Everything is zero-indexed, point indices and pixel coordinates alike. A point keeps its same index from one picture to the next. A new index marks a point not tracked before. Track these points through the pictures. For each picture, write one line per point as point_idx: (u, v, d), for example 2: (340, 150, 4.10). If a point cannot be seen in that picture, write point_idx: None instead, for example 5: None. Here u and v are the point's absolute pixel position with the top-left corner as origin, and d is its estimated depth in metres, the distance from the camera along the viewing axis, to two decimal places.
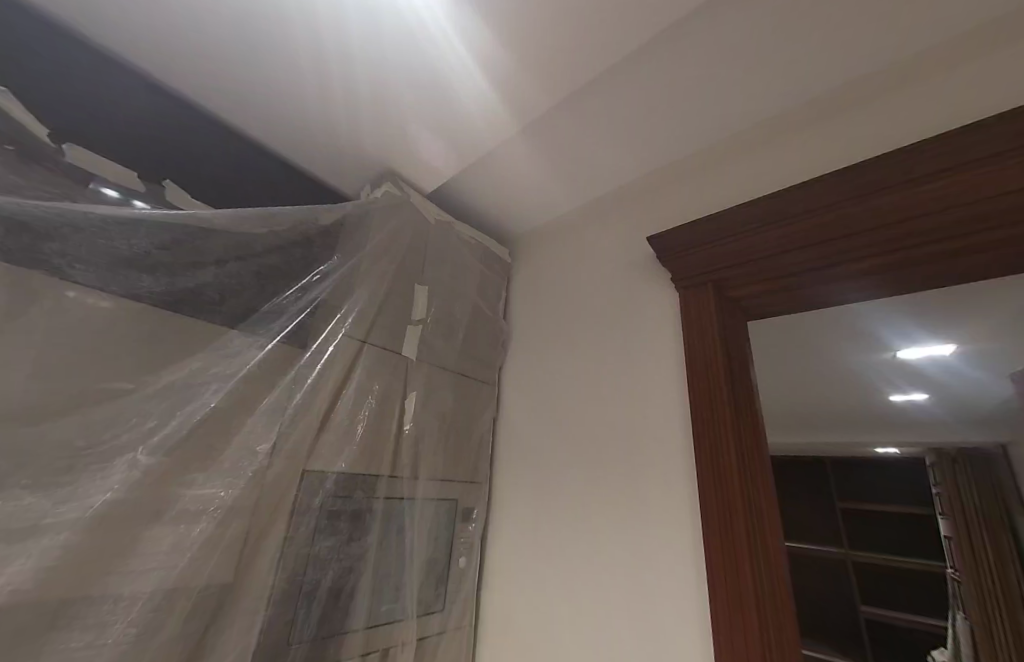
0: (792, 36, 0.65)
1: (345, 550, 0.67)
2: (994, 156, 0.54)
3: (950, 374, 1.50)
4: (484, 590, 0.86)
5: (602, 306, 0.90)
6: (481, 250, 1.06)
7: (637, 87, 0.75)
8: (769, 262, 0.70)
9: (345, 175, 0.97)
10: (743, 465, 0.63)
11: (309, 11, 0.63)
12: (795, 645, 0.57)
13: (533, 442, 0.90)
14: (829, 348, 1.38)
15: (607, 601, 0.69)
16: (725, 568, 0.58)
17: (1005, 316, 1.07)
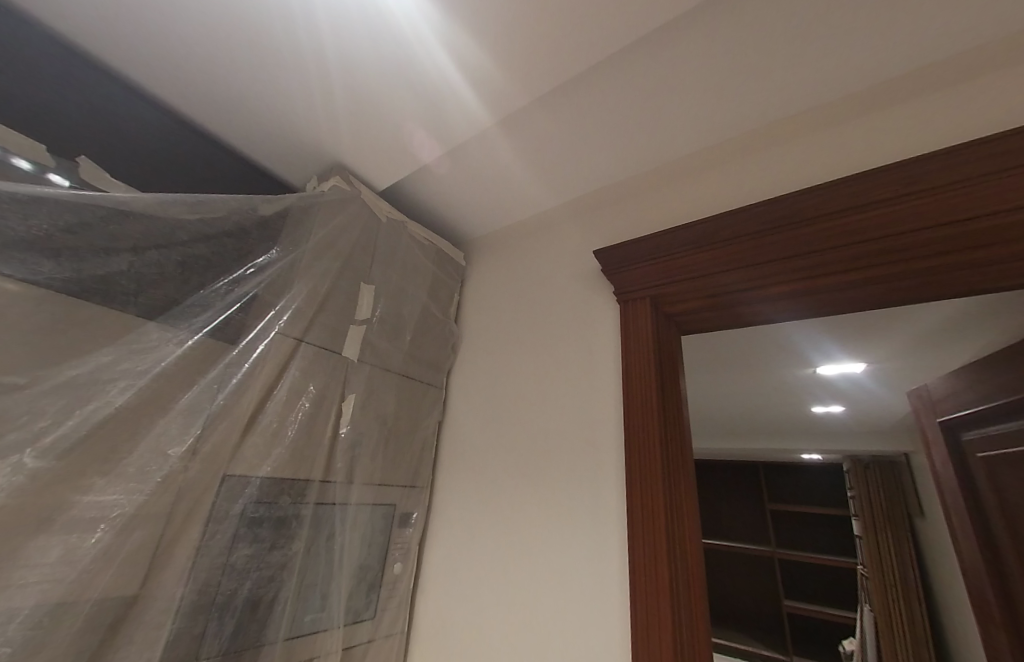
0: (728, 72, 0.69)
1: (266, 559, 0.64)
2: (891, 199, 0.60)
3: (861, 390, 1.66)
4: (419, 596, 0.85)
5: (549, 315, 0.92)
6: (435, 251, 1.05)
7: (588, 105, 0.77)
8: (702, 281, 0.74)
9: (293, 165, 0.93)
10: (669, 474, 0.66)
11: (282, 10, 0.62)
12: (705, 645, 0.61)
13: (476, 448, 0.90)
14: (761, 362, 1.48)
15: (536, 606, 0.70)
16: (646, 574, 0.61)
17: (904, 340, 1.20)
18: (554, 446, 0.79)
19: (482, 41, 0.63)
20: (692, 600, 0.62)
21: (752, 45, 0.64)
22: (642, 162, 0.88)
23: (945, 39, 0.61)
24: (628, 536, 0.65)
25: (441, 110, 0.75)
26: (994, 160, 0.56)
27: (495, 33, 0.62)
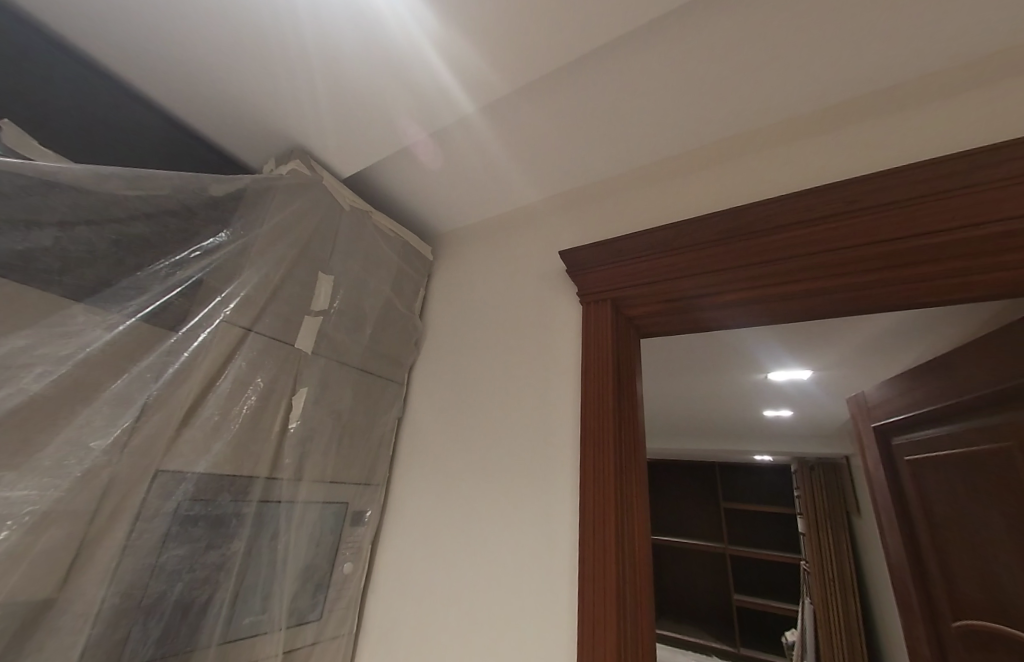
0: (692, 83, 0.71)
1: (200, 559, 0.61)
2: (835, 215, 0.63)
3: (808, 396, 1.76)
4: (370, 596, 0.83)
5: (513, 313, 0.92)
6: (400, 243, 1.02)
7: (558, 104, 0.77)
8: (661, 286, 0.76)
9: (250, 145, 0.88)
10: (620, 476, 0.67)
11: None
12: (649, 642, 0.62)
13: (435, 446, 0.89)
14: (718, 367, 1.55)
15: (486, 605, 0.69)
16: (594, 576, 0.61)
17: (847, 350, 1.28)
18: (511, 445, 0.79)
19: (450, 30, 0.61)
20: (638, 601, 0.63)
21: (714, 57, 0.66)
22: (610, 166, 0.89)
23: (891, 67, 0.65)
24: (579, 538, 0.65)
25: (406, 100, 0.73)
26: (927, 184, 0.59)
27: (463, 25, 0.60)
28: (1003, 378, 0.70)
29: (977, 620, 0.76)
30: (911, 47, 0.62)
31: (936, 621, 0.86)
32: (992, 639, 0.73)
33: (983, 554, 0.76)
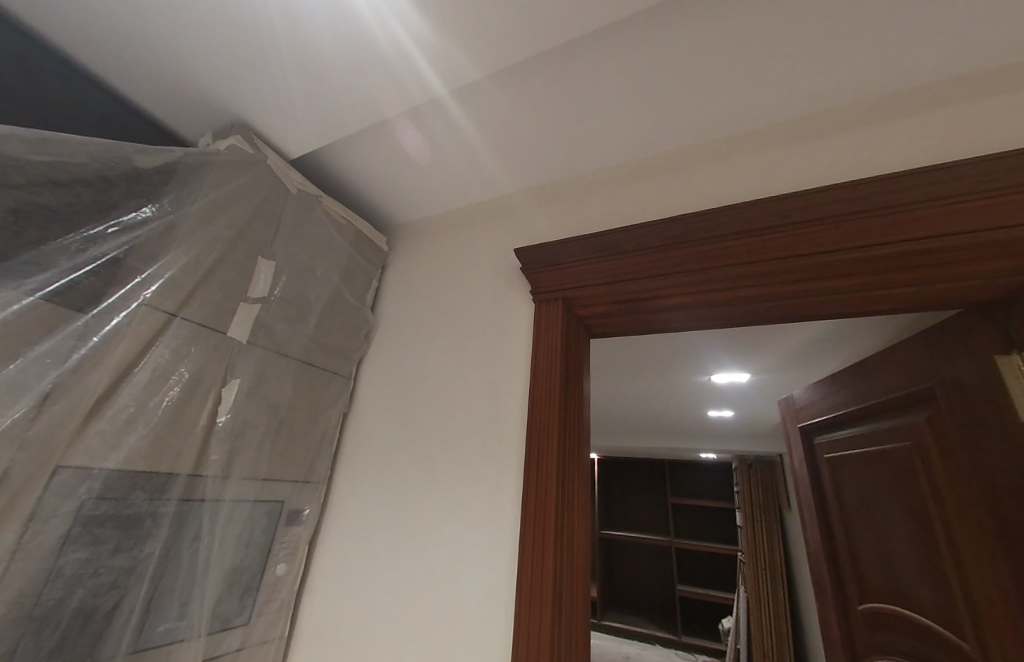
0: (643, 93, 0.72)
1: (107, 563, 0.56)
2: (769, 228, 0.67)
3: (747, 398, 1.88)
4: (304, 598, 0.79)
5: (465, 309, 0.91)
6: (352, 231, 0.97)
7: (515, 101, 0.77)
8: (612, 287, 0.78)
9: (185, 116, 0.82)
10: (563, 475, 0.68)
11: None
12: (583, 633, 0.64)
13: (381, 442, 0.86)
14: (666, 368, 1.61)
15: (426, 603, 0.68)
16: (532, 578, 0.62)
17: (780, 356, 1.37)
18: (458, 442, 0.78)
19: (402, 15, 0.59)
20: (574, 603, 0.63)
21: (665, 69, 0.68)
22: (567, 167, 0.89)
23: (824, 92, 0.69)
24: (520, 539, 0.65)
25: (355, 88, 0.70)
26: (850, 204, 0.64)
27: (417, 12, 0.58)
28: (909, 386, 0.78)
29: (880, 602, 0.84)
30: (842, 76, 0.66)
31: (847, 605, 0.94)
32: (890, 620, 0.82)
33: (884, 543, 0.84)
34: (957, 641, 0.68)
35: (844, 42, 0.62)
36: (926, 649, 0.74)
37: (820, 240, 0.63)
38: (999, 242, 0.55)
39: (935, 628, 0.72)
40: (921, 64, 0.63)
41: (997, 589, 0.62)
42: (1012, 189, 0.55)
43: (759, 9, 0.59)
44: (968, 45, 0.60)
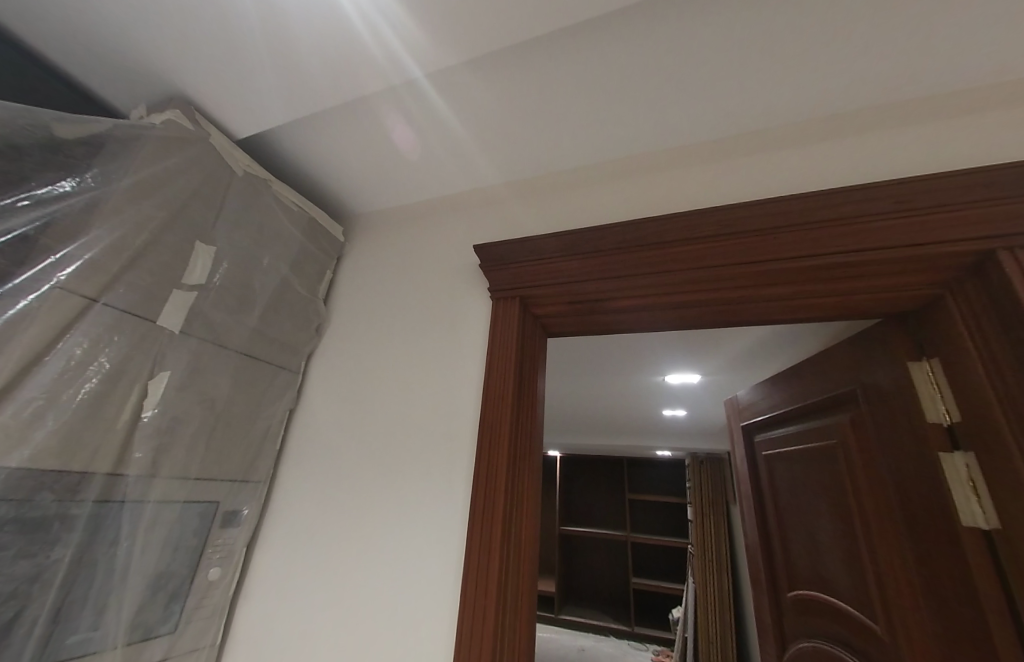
0: (603, 99, 0.73)
1: (6, 571, 0.50)
2: (716, 235, 0.69)
3: (698, 398, 1.96)
4: (239, 604, 0.75)
5: (421, 305, 0.89)
6: (305, 218, 0.92)
7: (473, 98, 0.75)
8: (568, 287, 0.78)
9: (114, 84, 0.75)
10: (513, 473, 0.68)
11: None
12: (527, 629, 0.65)
13: (328, 440, 0.83)
14: (622, 368, 1.66)
15: (369, 604, 0.67)
16: (477, 584, 0.61)
17: (727, 359, 1.44)
18: (410, 440, 0.77)
19: (364, 2, 0.57)
20: (518, 608, 0.63)
21: (622, 77, 0.69)
22: (529, 167, 0.89)
23: (769, 110, 0.72)
24: (467, 542, 0.65)
25: (308, 69, 0.67)
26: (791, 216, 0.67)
27: (386, 5, 0.57)
28: (837, 389, 0.84)
29: (806, 589, 0.91)
30: (788, 97, 0.70)
31: (777, 592, 1.01)
32: (813, 605, 0.88)
33: (810, 535, 0.90)
34: (869, 623, 0.74)
35: (789, 65, 0.65)
36: (842, 631, 0.80)
37: (761, 250, 0.67)
38: (914, 260, 0.60)
39: (850, 612, 0.79)
40: (858, 90, 0.68)
41: (904, 575, 0.68)
42: (928, 212, 0.60)
43: (708, 25, 0.61)
44: (899, 75, 0.65)
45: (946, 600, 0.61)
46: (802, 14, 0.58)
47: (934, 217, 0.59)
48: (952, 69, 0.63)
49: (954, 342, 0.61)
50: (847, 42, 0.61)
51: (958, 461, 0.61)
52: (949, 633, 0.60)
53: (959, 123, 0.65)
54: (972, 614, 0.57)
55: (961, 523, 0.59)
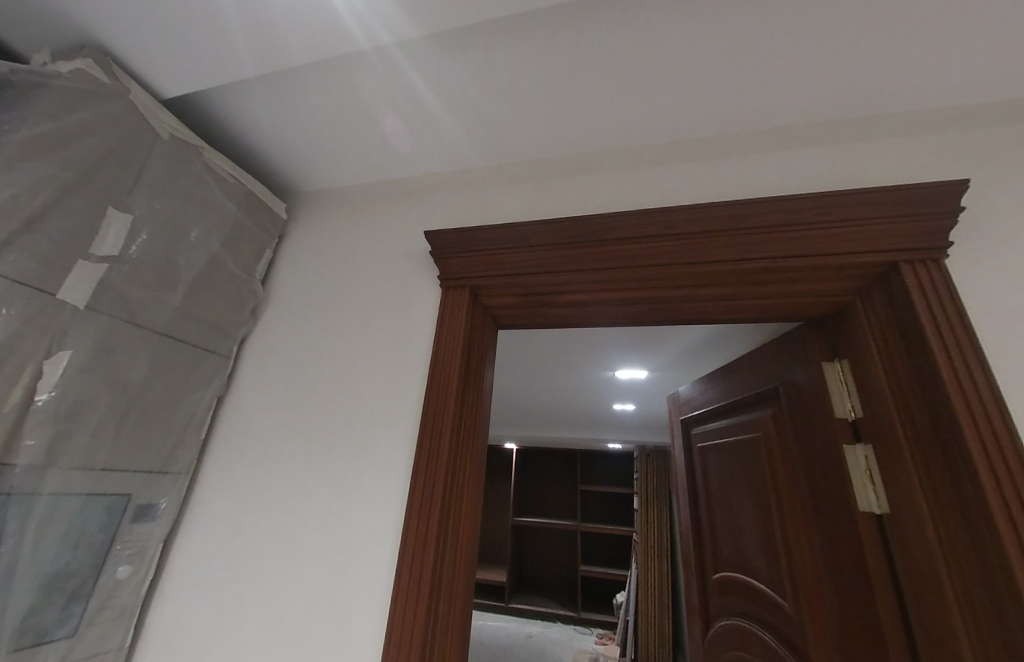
0: (558, 93, 0.73)
1: None
2: (660, 235, 0.72)
3: (645, 392, 2.04)
4: (154, 602, 0.71)
5: (366, 291, 0.86)
6: (243, 192, 0.85)
7: (425, 79, 0.72)
8: (517, 279, 0.78)
9: (8, 21, 0.65)
10: (454, 463, 0.68)
11: None
12: (462, 614, 0.65)
13: (260, 428, 0.79)
14: (574, 362, 1.70)
15: (297, 599, 0.64)
16: (411, 576, 0.60)
17: (671, 355, 1.51)
18: (348, 431, 0.74)
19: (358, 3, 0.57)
20: (452, 598, 0.63)
21: (577, 71, 0.69)
22: (484, 155, 0.88)
23: (714, 118, 0.75)
24: (402, 534, 0.64)
25: (243, 28, 0.62)
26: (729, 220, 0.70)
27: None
28: (765, 386, 0.90)
29: (728, 571, 0.98)
30: (732, 107, 0.73)
31: (704, 573, 1.08)
32: (734, 585, 0.95)
33: (735, 522, 0.97)
34: (779, 601, 0.81)
35: (732, 77, 0.68)
36: (756, 607, 0.87)
37: (700, 252, 0.70)
38: (833, 269, 0.65)
39: (763, 590, 0.86)
40: (793, 106, 0.72)
41: (810, 556, 0.75)
42: (847, 224, 0.65)
43: (660, 30, 0.62)
44: (827, 95, 0.70)
45: (842, 576, 0.68)
46: (744, 28, 0.61)
47: (852, 229, 0.64)
48: (873, 93, 0.68)
49: (861, 345, 0.67)
50: (784, 60, 0.65)
51: (859, 453, 0.67)
52: (844, 606, 0.67)
53: (877, 144, 0.71)
54: (862, 588, 0.64)
55: (858, 508, 0.66)
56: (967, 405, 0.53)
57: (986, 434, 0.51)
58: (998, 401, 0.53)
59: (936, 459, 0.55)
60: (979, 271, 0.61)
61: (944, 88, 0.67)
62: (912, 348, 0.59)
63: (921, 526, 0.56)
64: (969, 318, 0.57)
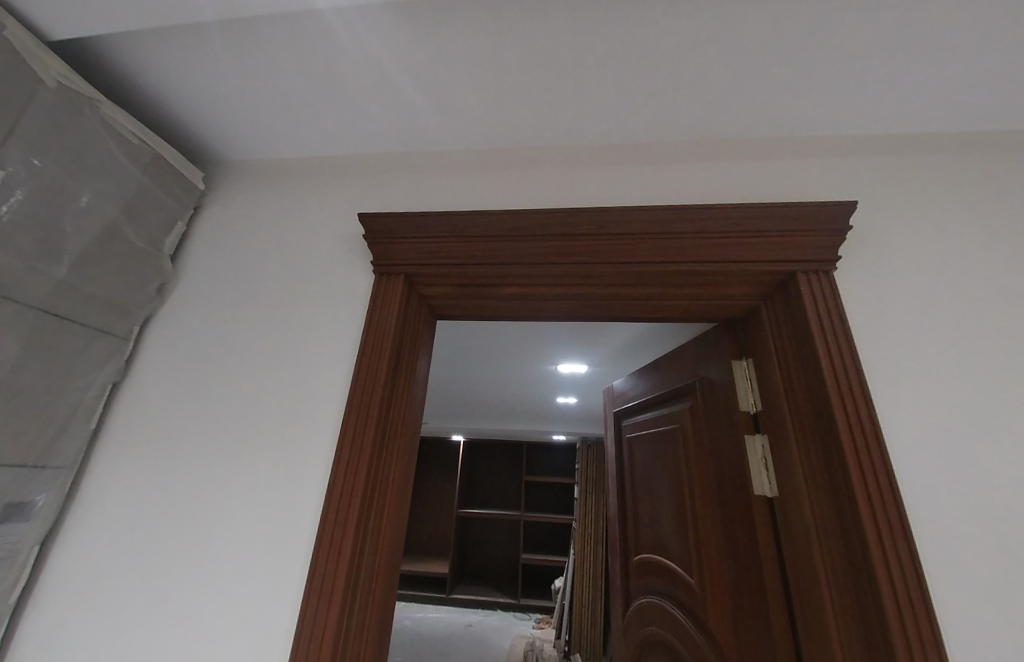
0: (501, 84, 0.72)
1: None
2: (593, 234, 0.74)
3: (585, 386, 2.12)
4: (26, 611, 0.63)
5: (291, 273, 0.81)
6: (150, 156, 0.76)
7: (362, 53, 0.69)
8: (454, 268, 0.77)
9: None
10: (378, 453, 0.66)
11: None
12: (382, 602, 0.65)
13: (164, 418, 0.72)
14: (516, 355, 1.71)
15: (200, 598, 0.61)
16: (325, 570, 0.58)
17: (608, 351, 1.57)
18: (265, 422, 0.70)
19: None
20: (369, 594, 0.62)
21: (519, 64, 0.69)
22: (424, 142, 0.86)
23: (648, 124, 0.78)
24: (319, 529, 0.61)
25: None
26: (656, 223, 0.73)
27: None
28: (686, 381, 0.97)
29: (648, 552, 1.05)
30: (663, 116, 0.76)
31: (627, 554, 1.15)
32: (651, 565, 1.02)
33: (654, 507, 1.04)
34: (686, 577, 0.88)
35: (666, 87, 0.71)
36: (668, 585, 0.94)
37: (628, 252, 0.73)
38: (743, 275, 0.71)
39: (674, 569, 0.93)
40: (718, 120, 0.77)
41: (714, 536, 0.82)
42: (756, 235, 0.70)
43: (600, 32, 0.63)
44: (748, 114, 0.75)
45: (738, 554, 0.75)
46: (677, 40, 0.64)
47: (760, 239, 0.70)
48: (785, 115, 0.75)
49: (763, 346, 0.74)
50: (709, 77, 0.69)
51: (757, 442, 0.74)
52: (738, 579, 0.74)
53: (786, 164, 0.78)
54: (752, 563, 0.71)
55: (754, 493, 0.73)
56: (843, 402, 0.61)
57: (857, 428, 0.59)
58: (867, 399, 0.61)
59: (817, 448, 0.62)
60: (859, 284, 0.69)
61: (842, 118, 0.74)
62: (804, 349, 0.66)
63: (800, 508, 0.63)
64: (849, 325, 0.65)
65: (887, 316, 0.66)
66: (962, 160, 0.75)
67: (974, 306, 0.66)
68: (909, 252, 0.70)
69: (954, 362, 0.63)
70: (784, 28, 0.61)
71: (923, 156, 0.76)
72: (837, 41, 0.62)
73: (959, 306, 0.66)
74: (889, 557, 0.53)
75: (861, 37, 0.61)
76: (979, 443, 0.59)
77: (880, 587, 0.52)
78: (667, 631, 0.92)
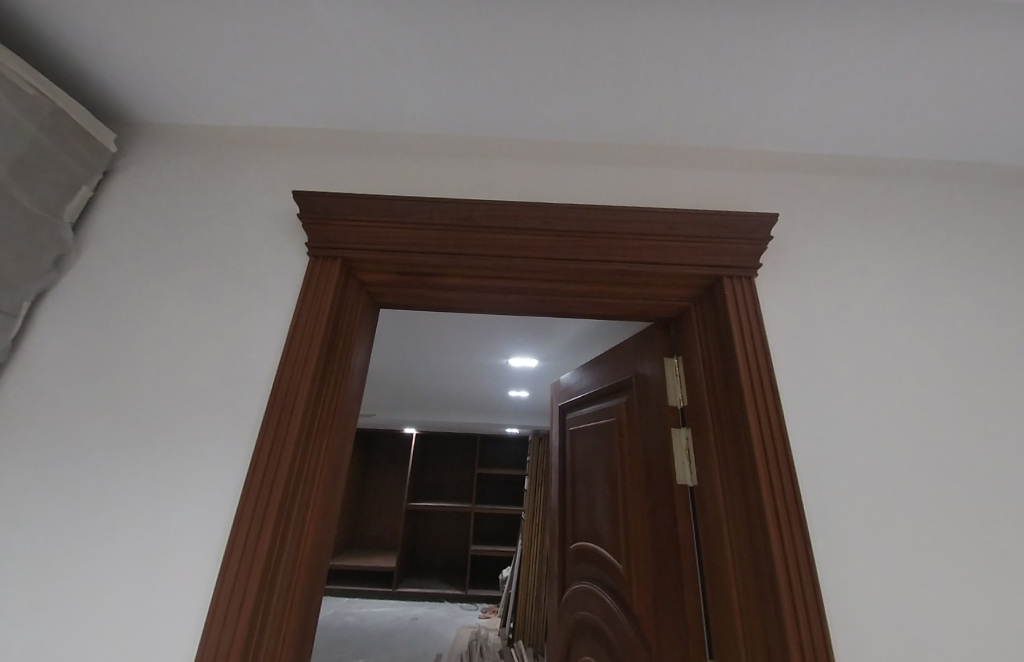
0: (449, 69, 0.71)
1: None
2: (537, 229, 0.75)
3: (536, 379, 2.15)
4: None
5: (217, 251, 0.75)
6: (48, 110, 0.68)
7: (301, 20, 0.65)
8: (395, 255, 0.75)
9: None
10: (305, 443, 0.64)
11: None
12: (306, 595, 0.62)
13: (58, 404, 0.65)
14: (467, 347, 1.71)
15: (96, 599, 0.56)
16: (241, 562, 0.56)
17: (557, 345, 1.61)
18: (181, 410, 0.65)
19: None
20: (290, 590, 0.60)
21: (468, 51, 0.68)
22: (372, 121, 0.82)
23: (595, 125, 0.80)
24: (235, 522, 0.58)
25: None
26: (598, 222, 0.75)
27: None
28: (625, 376, 1.00)
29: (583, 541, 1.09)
30: (609, 118, 0.79)
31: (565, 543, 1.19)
32: (585, 553, 1.06)
33: (591, 497, 1.08)
34: (615, 562, 0.92)
35: (611, 89, 0.73)
36: (599, 570, 0.99)
37: (570, 248, 0.75)
38: (676, 277, 0.75)
39: (605, 555, 0.97)
40: (660, 126, 0.80)
41: (641, 523, 0.86)
42: (688, 239, 0.74)
43: (547, 28, 0.64)
44: (687, 122, 0.79)
45: (660, 539, 0.80)
46: (621, 44, 0.66)
47: (692, 244, 0.74)
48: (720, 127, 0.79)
49: (691, 345, 0.79)
50: (651, 83, 0.72)
51: (682, 435, 0.79)
52: (660, 563, 0.79)
53: (719, 173, 0.83)
54: (671, 547, 0.76)
55: (676, 482, 0.77)
56: (754, 397, 0.66)
57: (764, 421, 0.65)
58: (775, 396, 0.66)
59: (731, 440, 0.67)
60: (776, 290, 0.75)
61: (769, 134, 0.80)
62: (725, 349, 0.71)
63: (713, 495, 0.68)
64: (764, 328, 0.71)
65: (798, 321, 0.73)
66: (868, 182, 0.84)
67: (869, 314, 0.74)
68: (821, 263, 0.77)
69: (850, 364, 0.70)
70: (719, 42, 0.64)
71: (837, 175, 0.83)
72: (764, 61, 0.67)
73: (857, 313, 0.74)
74: (782, 538, 0.59)
75: (786, 58, 0.66)
76: (865, 436, 0.66)
77: (773, 564, 0.58)
78: (596, 615, 0.96)
